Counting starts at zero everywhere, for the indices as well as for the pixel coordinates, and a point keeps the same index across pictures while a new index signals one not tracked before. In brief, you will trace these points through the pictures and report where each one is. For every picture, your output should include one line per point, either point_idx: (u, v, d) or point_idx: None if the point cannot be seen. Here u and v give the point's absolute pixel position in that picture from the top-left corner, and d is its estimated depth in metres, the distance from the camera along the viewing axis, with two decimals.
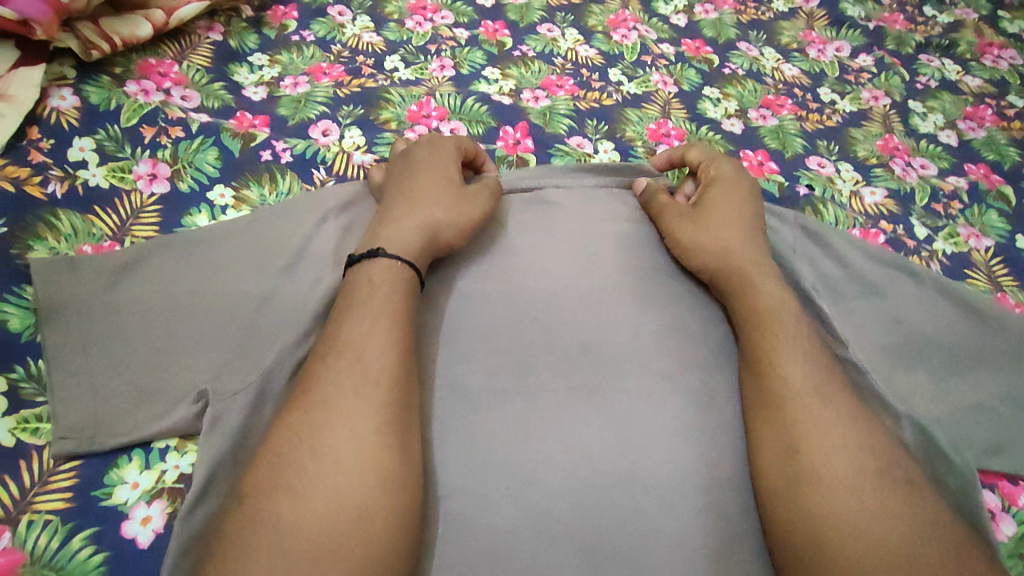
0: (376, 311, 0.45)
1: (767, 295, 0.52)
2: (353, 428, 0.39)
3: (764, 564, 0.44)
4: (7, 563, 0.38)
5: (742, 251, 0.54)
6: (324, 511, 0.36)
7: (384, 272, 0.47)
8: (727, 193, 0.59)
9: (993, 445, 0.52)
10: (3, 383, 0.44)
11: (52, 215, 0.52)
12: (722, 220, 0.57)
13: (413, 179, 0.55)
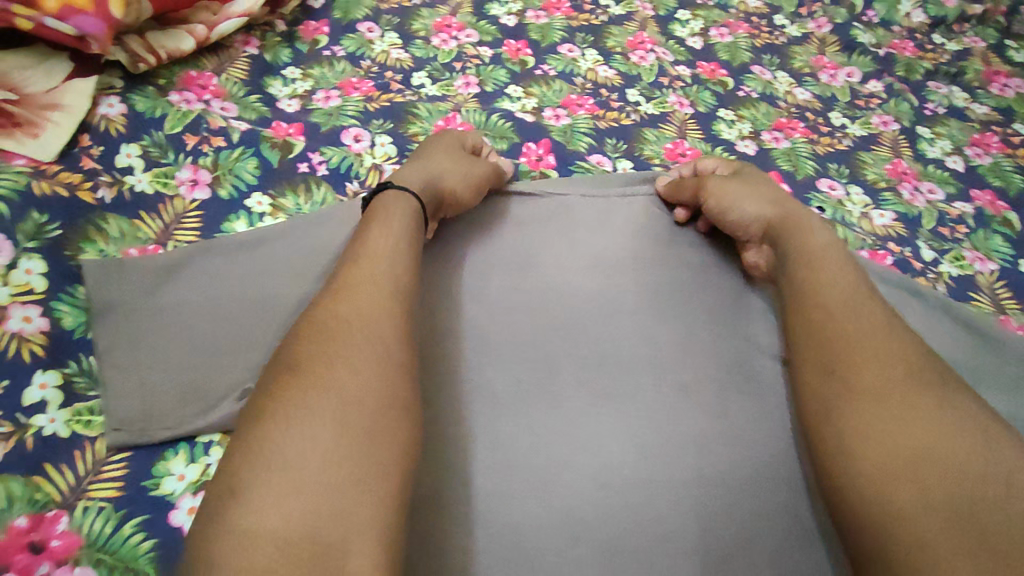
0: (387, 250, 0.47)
1: (820, 238, 0.55)
2: (361, 367, 0.39)
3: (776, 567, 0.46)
4: (66, 546, 0.40)
5: (782, 209, 0.58)
6: (318, 433, 0.35)
7: (392, 199, 0.52)
8: (751, 172, 0.64)
9: None
10: (58, 377, 0.46)
11: (101, 218, 0.55)
12: (757, 186, 0.61)
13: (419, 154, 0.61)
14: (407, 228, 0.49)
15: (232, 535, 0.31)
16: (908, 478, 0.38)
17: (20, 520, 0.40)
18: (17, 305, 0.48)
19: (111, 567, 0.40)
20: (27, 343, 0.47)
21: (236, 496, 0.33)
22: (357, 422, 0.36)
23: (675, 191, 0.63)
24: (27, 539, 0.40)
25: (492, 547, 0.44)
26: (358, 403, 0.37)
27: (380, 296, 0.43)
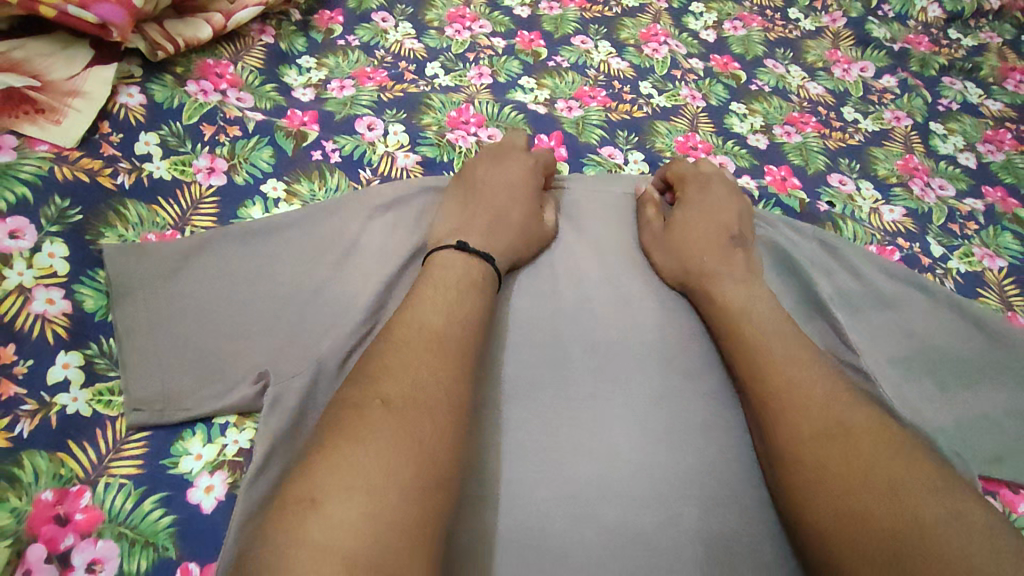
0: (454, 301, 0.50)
1: (729, 289, 0.55)
2: (419, 395, 0.42)
3: (777, 551, 0.46)
4: (89, 519, 0.42)
5: (705, 250, 0.59)
6: (383, 452, 0.38)
7: (480, 274, 0.53)
8: (708, 197, 0.64)
9: (1000, 455, 0.54)
10: (80, 358, 0.48)
11: (121, 204, 0.56)
12: (698, 222, 0.61)
13: (495, 195, 0.61)
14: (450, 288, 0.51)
15: (306, 546, 0.33)
16: (872, 520, 0.40)
17: (45, 493, 0.42)
18: (41, 287, 0.49)
19: (132, 541, 0.42)
20: (51, 324, 0.48)
21: (314, 508, 0.35)
22: (411, 442, 0.39)
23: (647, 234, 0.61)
24: (53, 511, 0.41)
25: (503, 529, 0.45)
26: (413, 423, 0.40)
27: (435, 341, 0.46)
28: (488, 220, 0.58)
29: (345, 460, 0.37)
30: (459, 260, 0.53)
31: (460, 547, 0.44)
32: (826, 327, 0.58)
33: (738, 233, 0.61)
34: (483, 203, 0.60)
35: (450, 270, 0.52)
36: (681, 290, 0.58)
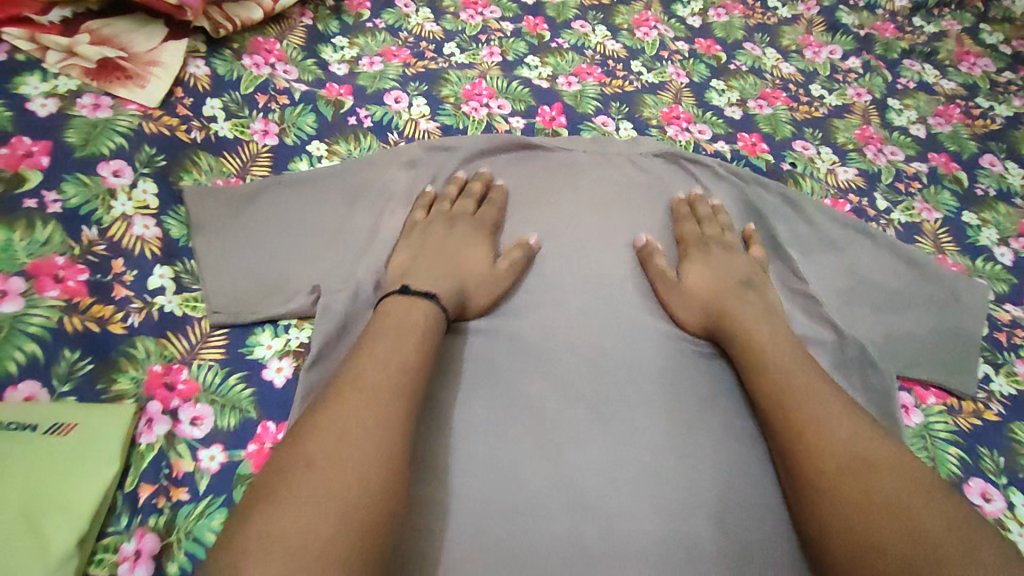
0: (400, 348, 0.52)
1: (753, 336, 0.60)
2: (346, 443, 0.43)
3: (727, 428, 0.58)
4: (189, 389, 0.54)
5: (721, 302, 0.63)
6: (308, 508, 0.40)
7: (427, 315, 0.56)
8: (712, 249, 0.68)
9: (923, 362, 0.64)
10: (172, 272, 0.60)
11: (195, 154, 0.67)
12: (709, 274, 0.65)
13: (448, 241, 0.65)
14: (402, 328, 0.54)
15: None
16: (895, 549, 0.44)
17: (156, 367, 0.54)
18: (139, 215, 0.60)
19: (222, 404, 0.54)
20: (148, 245, 0.60)
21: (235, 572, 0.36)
22: (333, 493, 0.41)
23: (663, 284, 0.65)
24: (163, 380, 0.54)
25: (507, 404, 0.57)
26: (337, 474, 0.42)
27: (380, 385, 0.48)
28: (439, 266, 0.62)
29: (266, 521, 0.39)
30: (406, 303, 0.56)
31: (477, 414, 0.56)
32: (779, 266, 0.70)
33: (745, 279, 0.65)
34: (436, 250, 0.63)
35: (405, 302, 0.56)
36: (707, 338, 0.63)
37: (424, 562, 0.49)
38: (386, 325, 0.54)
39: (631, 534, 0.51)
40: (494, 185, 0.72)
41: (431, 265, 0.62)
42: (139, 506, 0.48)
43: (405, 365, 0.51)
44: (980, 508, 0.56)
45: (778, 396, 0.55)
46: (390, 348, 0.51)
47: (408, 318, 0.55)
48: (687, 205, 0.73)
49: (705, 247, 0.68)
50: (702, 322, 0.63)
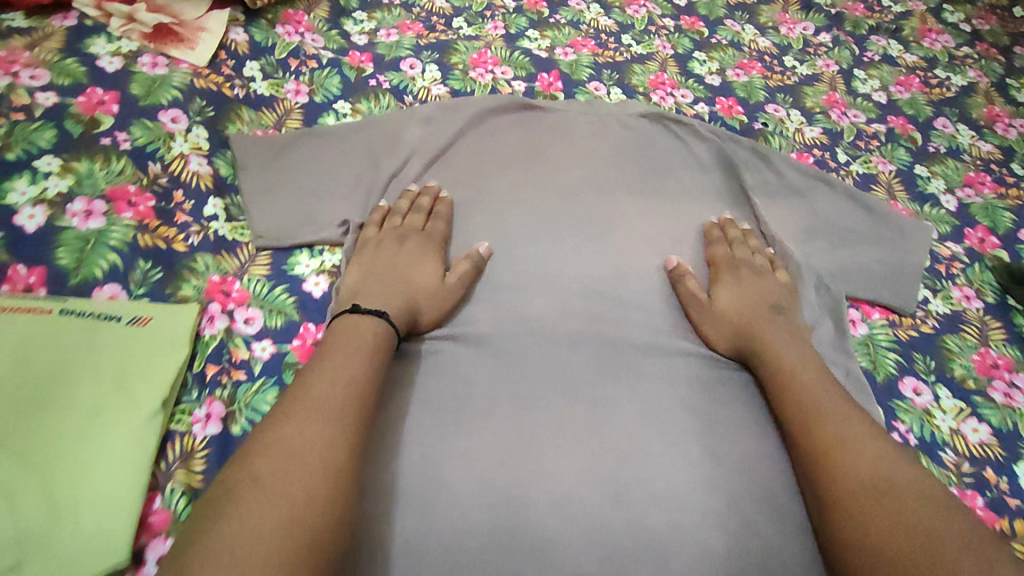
0: (349, 362, 0.54)
1: (783, 356, 0.62)
2: (298, 450, 0.46)
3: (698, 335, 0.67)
4: (241, 296, 0.65)
5: (750, 322, 0.66)
6: (255, 516, 0.42)
7: (378, 331, 0.59)
8: (740, 271, 0.70)
9: (870, 287, 0.74)
10: (222, 204, 0.70)
11: (238, 108, 0.77)
12: (739, 294, 0.69)
13: (400, 259, 0.67)
14: (354, 342, 0.56)
15: None
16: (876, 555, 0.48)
17: (214, 277, 0.64)
18: (194, 155, 0.70)
19: (269, 308, 0.65)
20: (201, 181, 0.69)
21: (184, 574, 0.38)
22: (281, 499, 0.43)
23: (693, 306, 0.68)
24: (221, 288, 0.64)
25: (509, 317, 0.66)
26: (285, 481, 0.44)
27: (328, 398, 0.50)
28: (392, 284, 0.64)
29: (217, 533, 0.41)
30: (356, 322, 0.59)
31: (485, 323, 0.66)
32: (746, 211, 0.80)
33: (776, 302, 0.68)
34: (386, 268, 0.66)
35: (353, 317, 0.59)
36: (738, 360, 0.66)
37: (440, 430, 0.58)
38: (338, 339, 0.56)
39: (616, 414, 0.60)
40: (441, 198, 0.74)
41: (386, 285, 0.64)
42: (207, 381, 0.58)
43: (354, 379, 0.53)
44: (909, 399, 0.66)
45: (801, 405, 0.58)
46: (340, 362, 0.54)
47: (356, 335, 0.57)
48: (718, 227, 0.76)
49: (737, 270, 0.71)
50: (731, 340, 0.66)
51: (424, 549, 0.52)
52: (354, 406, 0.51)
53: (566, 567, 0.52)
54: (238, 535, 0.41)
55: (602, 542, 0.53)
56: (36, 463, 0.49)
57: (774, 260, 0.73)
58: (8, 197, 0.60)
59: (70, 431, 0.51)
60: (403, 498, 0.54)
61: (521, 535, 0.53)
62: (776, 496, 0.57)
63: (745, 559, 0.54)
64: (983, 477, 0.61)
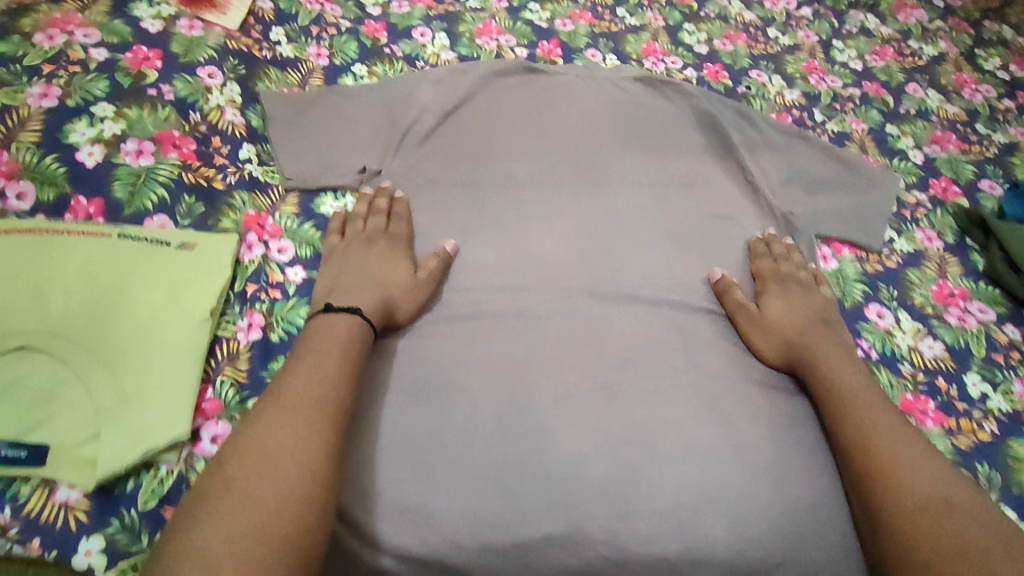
0: (322, 364, 0.57)
1: (841, 376, 0.66)
2: (268, 460, 0.50)
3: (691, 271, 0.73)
4: (275, 230, 0.72)
5: (803, 341, 0.69)
6: (224, 527, 0.46)
7: (353, 329, 0.61)
8: (789, 290, 0.73)
9: (841, 228, 0.81)
10: (255, 151, 0.77)
11: (266, 68, 0.85)
12: (789, 311, 0.71)
13: (365, 264, 0.68)
14: (328, 345, 0.59)
15: None
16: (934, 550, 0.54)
17: (250, 212, 0.72)
18: (229, 107, 0.78)
19: (298, 241, 0.73)
20: (236, 130, 0.77)
21: None
22: (247, 511, 0.47)
23: (745, 322, 0.70)
24: (257, 221, 0.72)
25: (514, 252, 0.71)
26: (254, 492, 0.48)
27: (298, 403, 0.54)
28: (358, 288, 0.66)
29: (189, 546, 0.45)
30: (327, 326, 0.61)
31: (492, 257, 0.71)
32: (732, 163, 0.83)
33: (824, 319, 0.72)
34: (357, 270, 0.68)
35: (334, 315, 0.62)
36: (789, 373, 0.69)
37: (455, 344, 0.65)
38: (314, 344, 0.59)
39: (611, 332, 0.67)
40: (397, 198, 0.74)
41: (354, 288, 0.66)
42: (248, 297, 0.67)
43: (326, 381, 0.56)
44: (874, 321, 0.74)
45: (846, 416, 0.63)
46: (312, 365, 0.57)
47: (328, 337, 0.60)
48: (763, 242, 0.77)
49: (784, 287, 0.73)
50: (781, 355, 0.69)
51: (442, 433, 0.59)
52: (324, 407, 0.54)
53: (566, 450, 0.59)
54: (208, 540, 0.45)
55: (598, 431, 0.60)
56: (106, 356, 0.56)
57: (817, 276, 0.76)
58: (70, 137, 0.68)
59: (132, 332, 0.58)
60: (422, 395, 0.62)
61: (527, 424, 0.60)
62: (753, 400, 0.65)
63: (725, 447, 0.61)
64: (936, 385, 0.70)
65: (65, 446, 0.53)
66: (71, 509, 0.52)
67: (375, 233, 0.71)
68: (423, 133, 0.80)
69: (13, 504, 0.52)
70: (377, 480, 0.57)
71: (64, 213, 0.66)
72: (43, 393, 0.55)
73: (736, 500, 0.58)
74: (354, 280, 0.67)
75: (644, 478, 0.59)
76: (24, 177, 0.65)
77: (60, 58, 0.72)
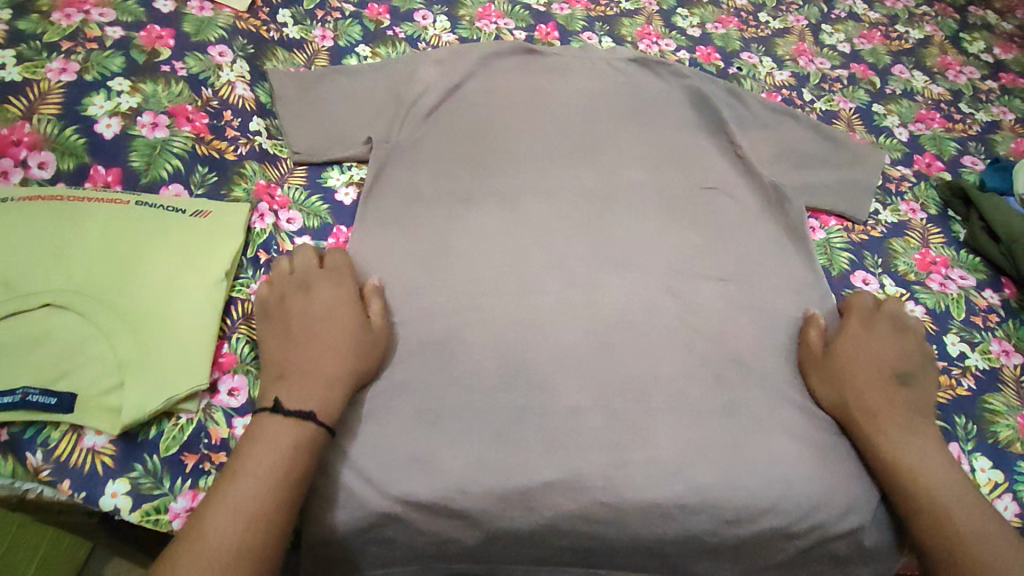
0: (252, 492, 0.50)
1: (898, 450, 0.60)
2: None
3: (687, 237, 0.74)
4: (284, 201, 0.75)
5: (879, 395, 0.63)
6: None
7: (306, 435, 0.54)
8: (863, 336, 0.67)
9: (830, 199, 0.83)
10: (264, 125, 0.80)
11: (274, 48, 0.88)
12: (862, 356, 0.65)
13: (313, 326, 0.60)
14: (262, 443, 0.53)
15: None
16: None
17: (261, 181, 0.75)
18: (240, 83, 0.81)
19: (306, 212, 0.76)
20: (246, 103, 0.80)
21: None
22: None
23: (815, 366, 0.66)
24: (267, 190, 0.75)
25: (513, 221, 0.74)
26: None
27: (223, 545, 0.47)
28: (314, 363, 0.58)
29: None
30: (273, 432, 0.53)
31: (492, 225, 0.73)
32: (722, 140, 0.85)
33: (907, 382, 0.64)
34: (308, 336, 0.60)
35: (275, 419, 0.54)
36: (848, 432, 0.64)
37: (457, 306, 0.67)
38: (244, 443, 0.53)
39: (607, 294, 0.69)
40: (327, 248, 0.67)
41: (314, 361, 0.58)
42: (260, 263, 0.70)
43: (259, 514, 0.49)
44: (859, 288, 0.78)
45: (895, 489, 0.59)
46: (247, 491, 0.50)
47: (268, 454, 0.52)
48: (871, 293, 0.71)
49: (868, 337, 0.67)
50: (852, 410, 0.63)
51: (446, 389, 0.62)
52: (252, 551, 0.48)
53: (563, 403, 0.62)
54: None
55: (594, 386, 0.63)
56: (127, 314, 0.59)
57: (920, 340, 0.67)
58: (88, 110, 0.71)
59: (149, 292, 0.61)
60: (427, 351, 0.65)
61: (527, 379, 0.63)
62: (745, 358, 0.67)
63: (715, 400, 0.64)
64: None
65: (90, 395, 0.57)
66: (97, 454, 0.56)
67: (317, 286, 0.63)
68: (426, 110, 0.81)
69: (44, 448, 0.56)
70: (385, 431, 0.60)
71: (83, 181, 0.69)
72: (69, 347, 0.58)
73: (725, 448, 0.61)
74: (309, 348, 0.59)
75: (638, 428, 0.62)
76: (46, 148, 0.68)
77: (78, 36, 0.75)
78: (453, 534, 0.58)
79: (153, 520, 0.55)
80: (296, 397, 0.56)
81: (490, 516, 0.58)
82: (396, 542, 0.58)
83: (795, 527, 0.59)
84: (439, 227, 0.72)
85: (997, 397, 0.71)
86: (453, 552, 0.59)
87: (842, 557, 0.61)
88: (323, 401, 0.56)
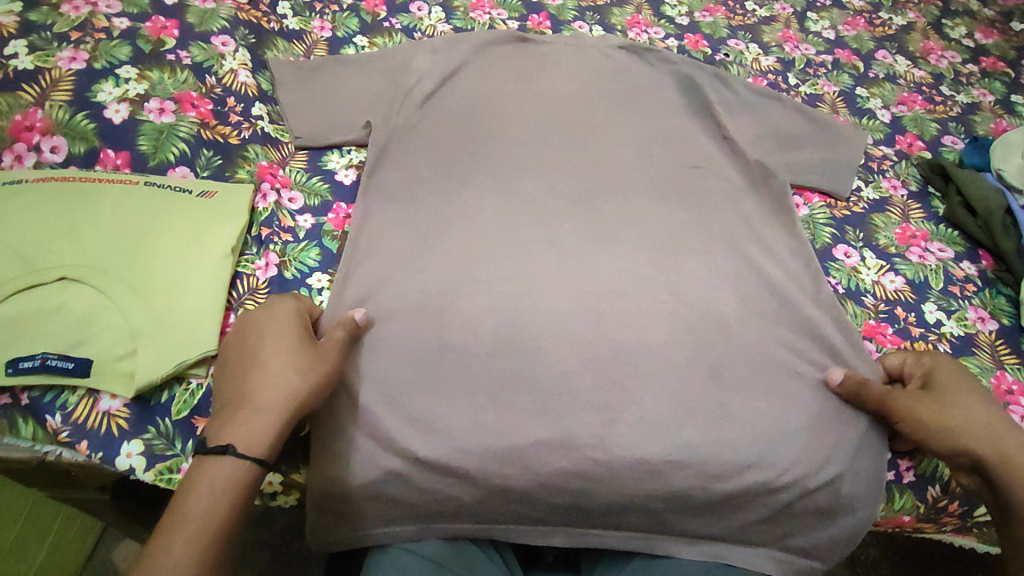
0: (173, 550, 0.45)
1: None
2: None
3: (672, 212, 0.77)
4: (285, 180, 0.78)
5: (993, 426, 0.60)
6: None
7: (235, 477, 0.49)
8: (951, 368, 0.65)
9: (813, 175, 0.86)
10: (266, 110, 0.83)
11: (273, 39, 0.91)
12: (965, 390, 0.63)
13: (253, 351, 0.57)
14: (210, 476, 0.49)
15: None
16: None
17: (263, 163, 0.79)
18: (242, 70, 0.84)
19: (306, 192, 0.78)
20: (248, 89, 0.83)
21: None
22: None
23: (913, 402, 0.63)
24: (269, 171, 0.78)
25: (506, 199, 0.76)
26: None
27: None
28: (245, 390, 0.54)
29: None
30: (191, 480, 0.49)
31: (487, 202, 0.76)
32: (709, 122, 0.87)
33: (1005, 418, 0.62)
34: (242, 371, 0.56)
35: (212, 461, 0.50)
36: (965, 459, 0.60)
37: (450, 279, 0.69)
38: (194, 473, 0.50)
39: (597, 266, 0.72)
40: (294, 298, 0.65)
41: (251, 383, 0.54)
42: (263, 240, 0.73)
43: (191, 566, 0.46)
44: (841, 261, 0.81)
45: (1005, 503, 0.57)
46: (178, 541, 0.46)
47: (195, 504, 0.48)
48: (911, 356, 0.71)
49: (953, 375, 0.65)
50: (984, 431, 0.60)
51: (443, 355, 0.65)
52: None
53: (557, 368, 0.65)
54: None
55: (584, 351, 0.66)
56: (138, 287, 0.62)
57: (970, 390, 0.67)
58: (98, 96, 0.74)
59: (160, 267, 0.64)
60: (424, 320, 0.67)
61: (521, 346, 0.66)
62: (729, 326, 0.69)
63: (701, 364, 0.67)
64: (895, 313, 0.77)
65: (105, 361, 0.60)
66: (113, 416, 0.59)
67: (259, 319, 0.60)
68: (423, 95, 0.84)
69: (63, 411, 0.59)
70: (386, 396, 0.63)
71: (94, 164, 0.72)
72: (84, 318, 0.61)
73: (710, 409, 0.64)
74: (240, 380, 0.55)
75: (627, 389, 0.65)
76: (57, 132, 0.71)
77: (86, 26, 0.78)
78: (452, 492, 0.61)
79: (166, 479, 0.58)
80: (221, 430, 0.51)
81: (486, 474, 0.60)
82: (398, 501, 0.61)
83: (778, 481, 0.62)
84: (435, 205, 0.75)
85: (972, 359, 0.74)
86: (452, 510, 0.61)
87: (826, 508, 0.64)
88: (251, 431, 0.51)
